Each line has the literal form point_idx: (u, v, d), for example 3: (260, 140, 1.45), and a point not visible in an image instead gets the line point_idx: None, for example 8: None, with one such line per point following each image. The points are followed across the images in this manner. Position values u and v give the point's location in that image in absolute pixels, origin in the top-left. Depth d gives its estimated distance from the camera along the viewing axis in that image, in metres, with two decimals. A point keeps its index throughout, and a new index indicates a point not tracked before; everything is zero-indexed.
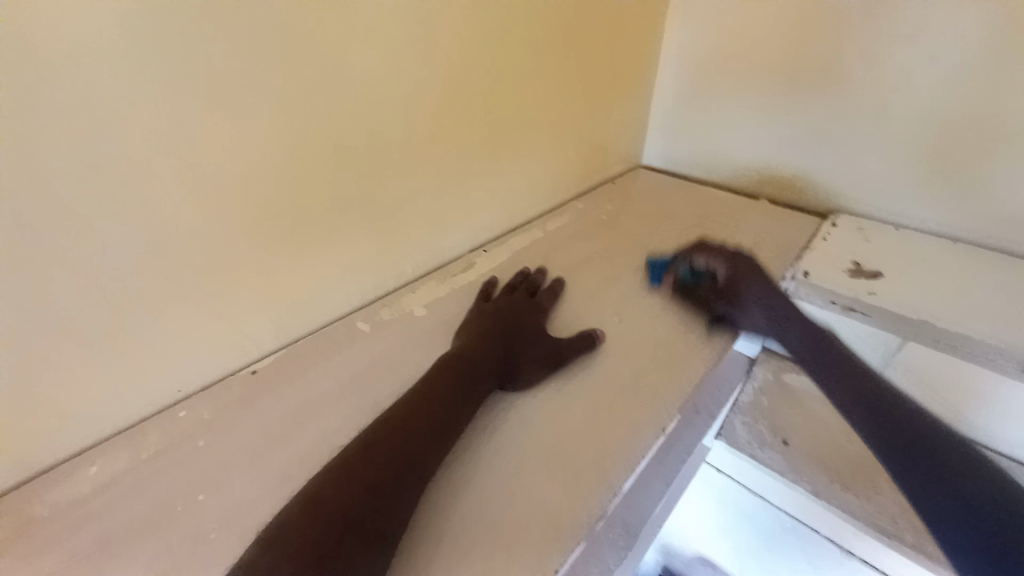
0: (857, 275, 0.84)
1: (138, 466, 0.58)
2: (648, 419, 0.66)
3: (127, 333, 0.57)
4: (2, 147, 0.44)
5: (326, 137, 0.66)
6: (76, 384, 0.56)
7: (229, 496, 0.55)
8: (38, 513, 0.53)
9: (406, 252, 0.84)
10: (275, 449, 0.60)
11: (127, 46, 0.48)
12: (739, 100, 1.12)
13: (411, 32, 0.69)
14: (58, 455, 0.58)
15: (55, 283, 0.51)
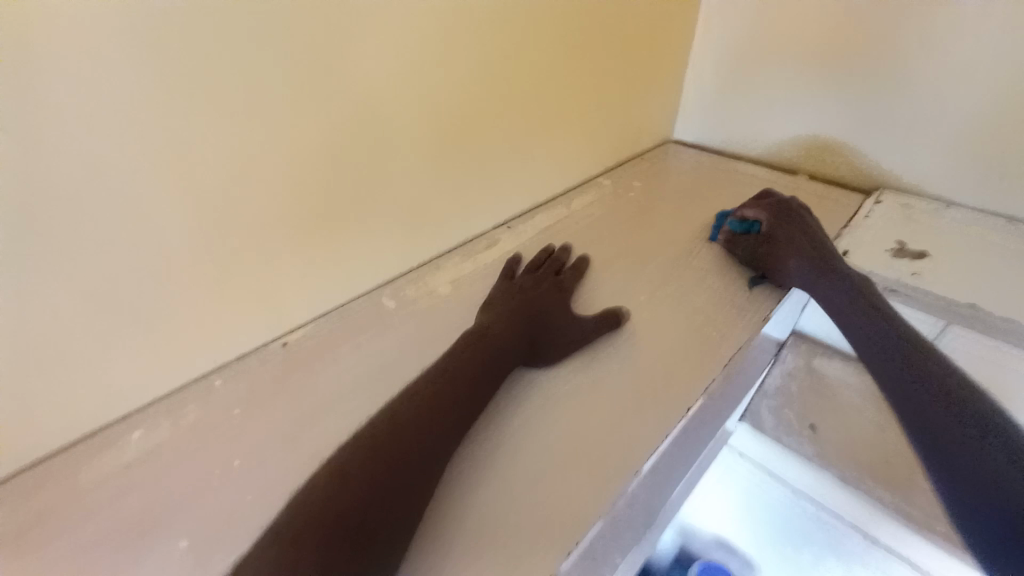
0: (902, 256, 0.79)
1: (179, 434, 0.61)
2: (672, 402, 0.64)
3: (164, 308, 0.59)
4: (42, 127, 0.45)
5: (352, 113, 0.65)
6: (120, 355, 0.58)
7: (263, 465, 0.58)
8: (89, 476, 0.57)
9: (431, 230, 0.83)
10: (306, 422, 0.62)
11: (154, 22, 0.47)
12: (783, 70, 1.04)
13: (438, 1, 0.67)
14: (105, 422, 0.61)
15: (97, 260, 0.52)
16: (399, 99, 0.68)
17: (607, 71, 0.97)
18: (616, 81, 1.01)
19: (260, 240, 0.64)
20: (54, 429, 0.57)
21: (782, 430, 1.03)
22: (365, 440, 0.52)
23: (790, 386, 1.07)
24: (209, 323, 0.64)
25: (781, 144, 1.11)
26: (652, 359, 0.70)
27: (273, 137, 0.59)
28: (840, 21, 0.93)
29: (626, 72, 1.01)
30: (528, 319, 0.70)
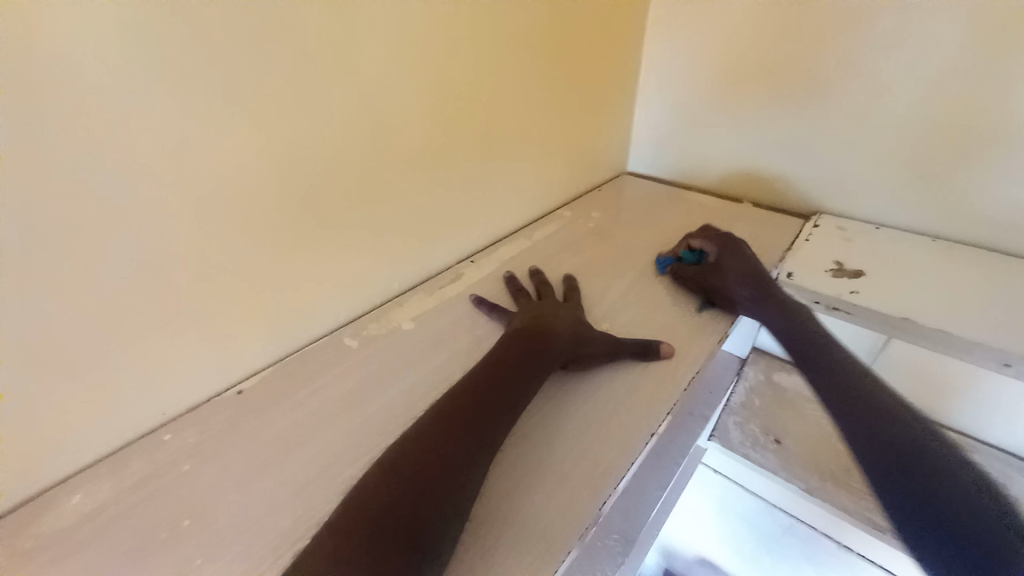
0: (839, 274, 0.85)
1: (122, 495, 0.57)
2: (638, 425, 0.65)
3: (110, 359, 0.57)
4: None
5: (305, 156, 0.66)
6: (56, 413, 0.55)
7: (216, 521, 0.54)
8: (19, 548, 0.52)
9: (393, 266, 0.84)
10: (263, 471, 0.59)
11: (98, 72, 0.47)
12: (723, 107, 1.12)
13: (390, 48, 0.69)
14: (40, 487, 0.56)
15: (33, 313, 0.50)
16: (356, 140, 0.71)
17: (558, 109, 1.03)
18: (568, 119, 1.07)
19: (214, 283, 0.62)
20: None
21: (748, 444, 1.04)
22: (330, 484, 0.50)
23: (755, 403, 1.12)
24: (158, 372, 0.61)
25: (726, 173, 1.18)
26: (619, 381, 0.71)
27: (227, 178, 0.59)
28: (768, 63, 1.03)
29: (576, 110, 1.08)
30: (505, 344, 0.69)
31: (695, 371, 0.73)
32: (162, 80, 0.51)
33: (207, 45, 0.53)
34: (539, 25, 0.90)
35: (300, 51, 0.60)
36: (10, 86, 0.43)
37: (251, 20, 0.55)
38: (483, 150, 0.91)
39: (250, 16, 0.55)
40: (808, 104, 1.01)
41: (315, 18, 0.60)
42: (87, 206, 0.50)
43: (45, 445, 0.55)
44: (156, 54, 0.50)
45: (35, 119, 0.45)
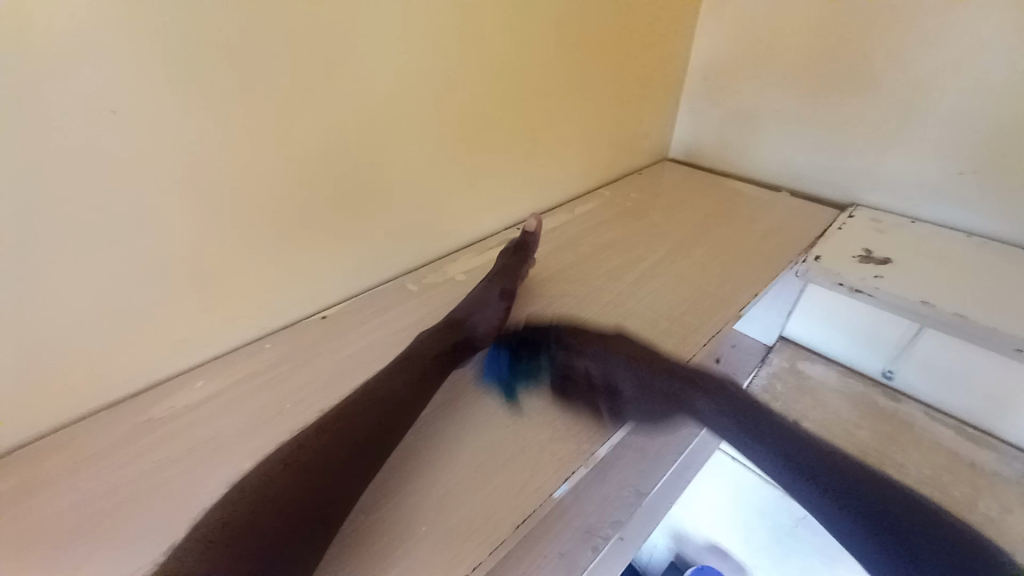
0: (866, 261, 0.89)
1: (236, 384, 0.70)
2: (643, 391, 0.70)
3: (228, 273, 0.69)
4: (147, 113, 0.55)
5: (384, 117, 0.75)
6: (187, 313, 0.68)
7: (308, 410, 0.66)
8: (158, 415, 0.66)
9: (451, 224, 0.94)
10: (342, 377, 0.71)
11: (235, 34, 0.58)
12: (765, 99, 1.16)
13: (462, 25, 0.78)
14: (170, 372, 0.70)
15: (180, 227, 0.62)
16: (429, 107, 0.80)
17: (609, 90, 1.09)
18: (617, 101, 1.13)
19: (310, 219, 0.74)
20: (129, 374, 0.66)
21: None
22: (361, 406, 0.60)
23: None
24: (260, 289, 0.74)
25: (765, 163, 1.22)
26: (638, 344, 0.78)
27: (323, 131, 0.70)
28: (813, 54, 1.05)
29: (625, 92, 1.13)
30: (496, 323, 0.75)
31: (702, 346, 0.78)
32: (283, 43, 0.62)
33: (319, 13, 0.63)
34: (597, 9, 0.96)
35: (390, 23, 0.70)
36: (177, 41, 0.54)
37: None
38: (537, 126, 0.99)
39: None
40: (850, 95, 1.03)
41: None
42: (220, 143, 0.61)
43: (180, 338, 0.69)
44: (281, 20, 0.60)
45: (190, 70, 0.56)
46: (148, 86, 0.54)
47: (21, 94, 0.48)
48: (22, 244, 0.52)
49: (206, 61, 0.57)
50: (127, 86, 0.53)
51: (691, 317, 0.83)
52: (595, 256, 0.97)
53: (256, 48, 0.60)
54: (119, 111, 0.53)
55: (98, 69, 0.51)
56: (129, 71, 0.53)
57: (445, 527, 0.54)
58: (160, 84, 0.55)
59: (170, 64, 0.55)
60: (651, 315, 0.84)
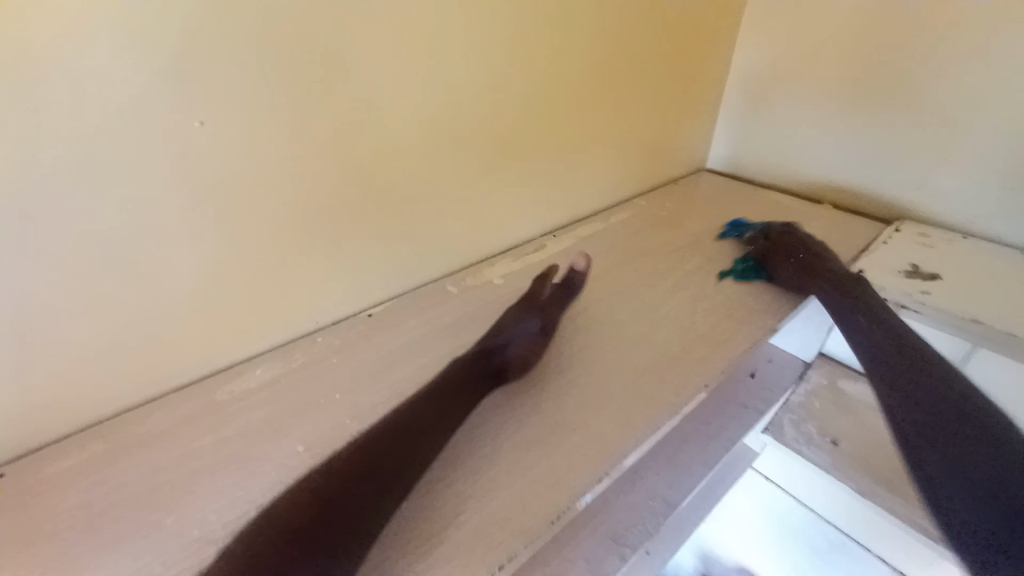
0: (912, 275, 0.86)
1: (290, 373, 0.75)
2: (670, 402, 0.71)
3: (286, 269, 0.75)
4: (225, 121, 0.62)
5: (431, 125, 0.80)
6: (248, 306, 0.74)
7: (355, 399, 0.71)
8: (221, 398, 0.72)
9: (491, 229, 0.97)
10: (386, 370, 0.75)
11: (303, 50, 0.64)
12: (806, 111, 1.14)
13: (506, 38, 0.82)
14: (232, 360, 0.76)
15: (247, 225, 0.68)
16: (472, 116, 0.84)
17: (647, 100, 1.10)
18: (655, 110, 1.14)
19: (361, 221, 0.79)
20: (196, 361, 0.72)
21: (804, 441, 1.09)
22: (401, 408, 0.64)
23: (815, 404, 1.14)
24: (313, 286, 0.79)
25: (806, 175, 1.19)
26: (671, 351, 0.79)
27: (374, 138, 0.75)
28: (852, 65, 1.04)
29: (663, 102, 1.14)
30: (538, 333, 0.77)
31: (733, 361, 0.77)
32: (342, 58, 0.67)
33: (373, 30, 0.68)
34: (636, 21, 0.98)
35: (437, 38, 0.74)
36: (254, 57, 0.61)
37: (405, 11, 0.70)
38: (575, 134, 1.01)
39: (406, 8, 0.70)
40: (894, 106, 1.01)
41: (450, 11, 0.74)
42: (285, 148, 0.67)
43: (241, 329, 0.75)
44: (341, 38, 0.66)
45: (263, 83, 0.62)
46: (228, 99, 0.61)
47: (124, 105, 0.55)
48: (117, 236, 0.60)
49: (275, 75, 0.63)
50: (209, 98, 0.60)
51: (727, 330, 0.83)
52: (628, 266, 0.98)
53: (318, 62, 0.65)
54: (201, 121, 0.60)
55: (186, 83, 0.58)
56: (212, 85, 0.59)
57: (475, 520, 0.57)
58: (236, 96, 0.61)
59: (246, 77, 0.61)
60: (683, 324, 0.84)
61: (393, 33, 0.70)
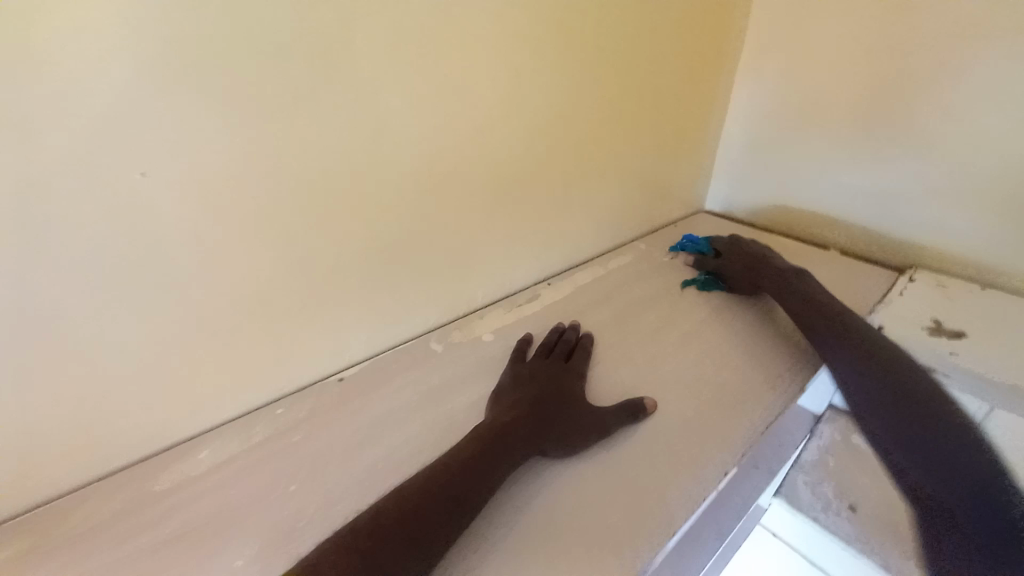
0: (936, 334, 0.80)
1: (242, 454, 0.66)
2: (699, 482, 0.62)
3: (244, 335, 0.66)
4: (178, 176, 0.54)
5: (415, 171, 0.73)
6: (197, 377, 0.65)
7: (316, 488, 0.61)
8: (160, 487, 0.62)
9: (480, 280, 0.90)
10: (358, 451, 0.66)
11: (271, 95, 0.57)
12: (810, 155, 1.10)
13: (499, 82, 0.77)
14: (177, 439, 0.67)
15: (199, 288, 0.60)
16: (461, 161, 0.78)
17: (644, 144, 1.06)
18: (654, 153, 1.10)
19: (336, 276, 0.71)
20: (133, 442, 0.63)
21: (819, 506, 1.02)
22: (400, 494, 0.55)
23: (830, 461, 0.99)
24: (276, 349, 0.70)
25: (811, 219, 1.15)
26: (687, 421, 0.70)
27: (351, 188, 0.68)
28: (854, 113, 1.01)
29: (660, 145, 1.10)
30: (544, 403, 0.68)
31: (767, 420, 0.70)
32: (315, 104, 0.61)
33: (350, 74, 0.62)
34: (634, 63, 0.94)
35: (422, 82, 0.69)
36: (214, 104, 0.54)
37: (387, 54, 0.64)
38: (572, 178, 0.96)
39: (387, 51, 0.64)
40: (902, 150, 0.96)
41: (436, 54, 0.68)
42: (248, 204, 0.60)
43: (191, 403, 0.66)
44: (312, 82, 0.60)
45: (223, 133, 0.56)
46: (179, 152, 0.54)
47: (50, 162, 0.48)
48: (38, 308, 0.51)
49: (240, 123, 0.56)
50: (155, 150, 0.52)
51: (746, 386, 0.76)
52: (631, 316, 0.91)
53: (286, 109, 0.59)
54: (148, 175, 0.53)
55: (131, 135, 0.51)
56: (159, 136, 0.52)
57: None
58: (191, 147, 0.54)
59: (203, 127, 0.54)
60: (697, 381, 0.77)
61: (371, 77, 0.64)
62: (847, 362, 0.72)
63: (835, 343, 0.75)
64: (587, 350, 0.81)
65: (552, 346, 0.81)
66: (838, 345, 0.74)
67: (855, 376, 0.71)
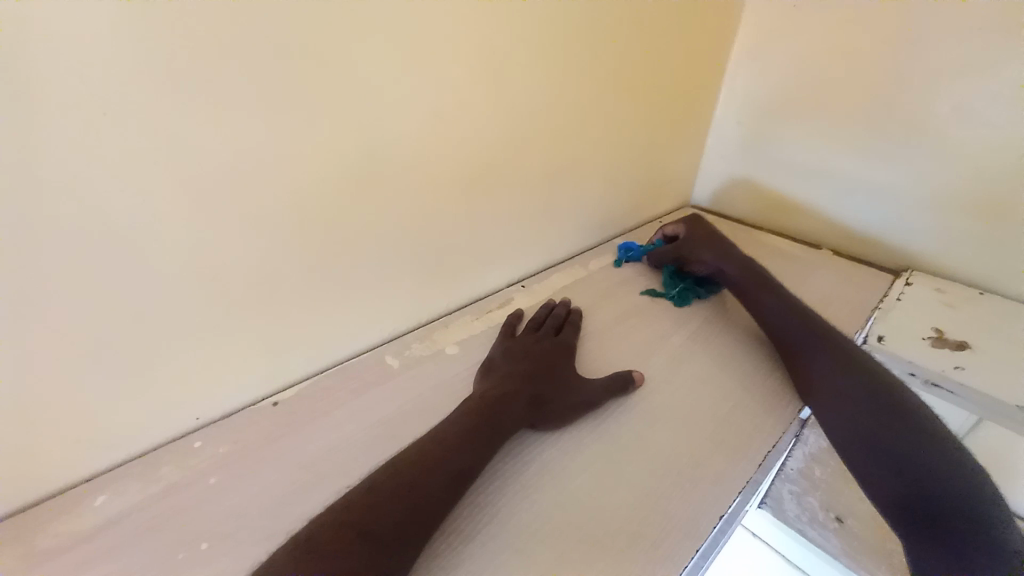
0: (939, 344, 0.75)
1: (148, 502, 0.56)
2: (701, 503, 0.56)
3: (152, 361, 0.56)
4: (44, 172, 0.43)
5: (364, 166, 0.63)
6: (90, 412, 0.54)
7: (233, 546, 0.52)
8: (39, 546, 0.51)
9: (440, 289, 0.81)
10: (289, 499, 0.57)
11: (172, 74, 0.46)
12: (806, 147, 1.03)
13: (465, 63, 0.66)
14: (69, 481, 0.56)
15: (84, 309, 0.50)
16: (420, 155, 0.67)
17: (630, 140, 0.97)
18: (641, 146, 1.00)
19: (267, 288, 0.61)
20: (7, 490, 0.53)
21: (806, 518, 0.90)
22: (351, 504, 0.47)
23: (818, 473, 0.91)
24: (194, 374, 0.60)
25: (806, 217, 1.08)
26: (682, 436, 0.63)
27: (280, 190, 0.57)
28: (855, 111, 0.94)
29: (647, 141, 1.01)
30: (537, 381, 0.64)
31: (769, 453, 0.62)
32: (229, 90, 0.50)
33: (277, 55, 0.51)
34: (624, 48, 0.84)
35: (369, 66, 0.58)
36: (91, 83, 0.43)
37: (324, 30, 0.53)
38: (551, 173, 0.86)
39: (325, 28, 0.53)
40: (908, 147, 0.90)
41: (388, 34, 0.57)
42: (147, 207, 0.49)
43: (84, 441, 0.55)
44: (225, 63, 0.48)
45: (104, 119, 0.44)
46: (34, 144, 0.42)
47: None
48: None
49: (128, 106, 0.45)
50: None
51: (743, 420, 0.66)
52: (616, 325, 0.82)
53: (191, 95, 0.48)
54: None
55: None
56: (12, 122, 0.41)
57: None
58: (60, 137, 0.43)
59: (74, 111, 0.43)
60: (689, 412, 0.67)
61: (303, 59, 0.53)
62: (823, 357, 0.67)
63: (818, 339, 0.70)
64: (577, 323, 0.78)
65: (543, 321, 0.78)
66: (832, 344, 0.69)
67: (834, 406, 0.63)
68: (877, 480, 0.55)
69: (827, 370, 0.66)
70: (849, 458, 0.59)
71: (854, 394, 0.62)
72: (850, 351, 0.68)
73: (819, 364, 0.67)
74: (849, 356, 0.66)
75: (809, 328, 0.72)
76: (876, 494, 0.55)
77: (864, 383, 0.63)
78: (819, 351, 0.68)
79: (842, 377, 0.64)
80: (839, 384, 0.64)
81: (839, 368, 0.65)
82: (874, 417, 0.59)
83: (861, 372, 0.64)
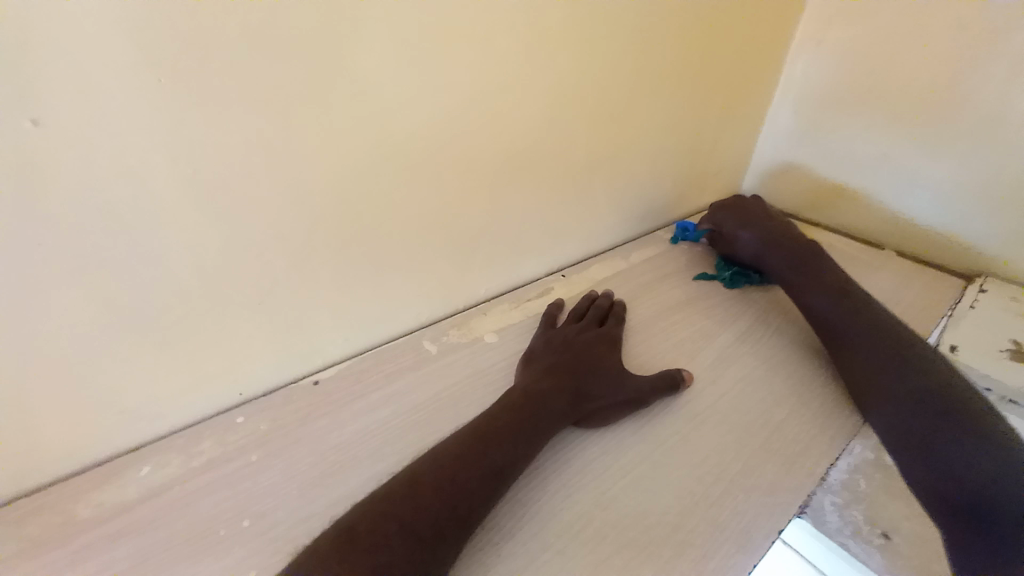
0: (1019, 359, 0.69)
1: (188, 475, 0.57)
2: (753, 513, 0.53)
3: (195, 334, 0.56)
4: (96, 144, 0.43)
5: (407, 146, 0.61)
6: (135, 383, 0.55)
7: (271, 525, 0.52)
8: (83, 515, 0.53)
9: (478, 275, 0.79)
10: (325, 480, 0.56)
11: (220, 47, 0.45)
12: (869, 134, 0.95)
13: (513, 39, 0.62)
14: (115, 450, 0.58)
15: (131, 282, 0.50)
16: (464, 137, 0.65)
17: (679, 128, 0.92)
18: (691, 132, 0.95)
19: (310, 268, 0.61)
20: (55, 456, 0.54)
21: (846, 532, 0.52)
22: (387, 495, 0.46)
23: (861, 484, 0.57)
24: (233, 350, 0.60)
25: (868, 215, 1.01)
26: (732, 442, 0.60)
27: (322, 169, 0.56)
28: (930, 104, 0.86)
29: (696, 130, 0.95)
30: (579, 375, 0.61)
31: (828, 467, 0.58)
32: (275, 63, 0.48)
33: (322, 29, 0.49)
34: (681, 25, 0.79)
35: (414, 45, 0.55)
36: (140, 53, 0.42)
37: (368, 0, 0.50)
38: (596, 159, 0.82)
39: (370, 6, 0.50)
40: (990, 141, 0.81)
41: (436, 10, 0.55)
42: (196, 183, 0.49)
43: (129, 412, 0.57)
44: (269, 40, 0.47)
45: (153, 91, 0.44)
46: (85, 114, 0.42)
47: None
48: None
49: (177, 79, 0.44)
50: (56, 114, 0.41)
51: (799, 429, 0.62)
52: (660, 320, 0.79)
53: (238, 69, 0.46)
54: (48, 138, 0.41)
55: (26, 89, 0.39)
56: (65, 93, 0.40)
57: None
58: (112, 109, 0.43)
59: (124, 81, 0.42)
60: (739, 416, 0.63)
61: (350, 31, 0.50)
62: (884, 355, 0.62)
63: (875, 334, 0.64)
64: (621, 317, 0.75)
65: (585, 312, 0.76)
66: (895, 341, 0.63)
67: (892, 414, 0.58)
68: (931, 493, 0.51)
69: (881, 371, 0.61)
70: (901, 461, 0.55)
71: (910, 398, 0.57)
72: (915, 349, 0.62)
73: (876, 366, 0.62)
74: (908, 356, 0.61)
75: (867, 319, 0.67)
76: (931, 506, 0.51)
77: (915, 381, 0.58)
78: (877, 345, 0.63)
79: (896, 380, 0.59)
80: (894, 388, 0.59)
81: (893, 370, 0.60)
82: (931, 426, 0.54)
83: (918, 372, 0.59)
